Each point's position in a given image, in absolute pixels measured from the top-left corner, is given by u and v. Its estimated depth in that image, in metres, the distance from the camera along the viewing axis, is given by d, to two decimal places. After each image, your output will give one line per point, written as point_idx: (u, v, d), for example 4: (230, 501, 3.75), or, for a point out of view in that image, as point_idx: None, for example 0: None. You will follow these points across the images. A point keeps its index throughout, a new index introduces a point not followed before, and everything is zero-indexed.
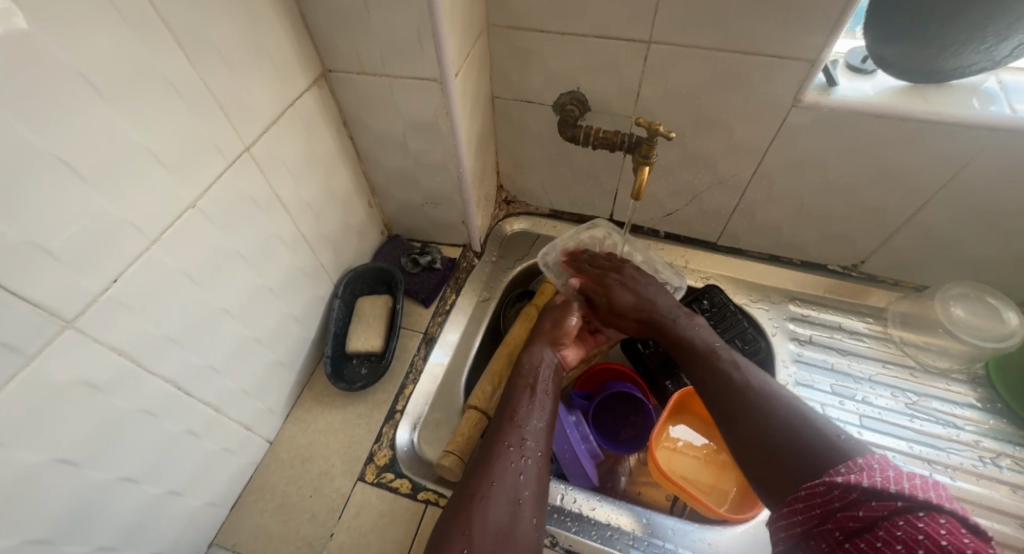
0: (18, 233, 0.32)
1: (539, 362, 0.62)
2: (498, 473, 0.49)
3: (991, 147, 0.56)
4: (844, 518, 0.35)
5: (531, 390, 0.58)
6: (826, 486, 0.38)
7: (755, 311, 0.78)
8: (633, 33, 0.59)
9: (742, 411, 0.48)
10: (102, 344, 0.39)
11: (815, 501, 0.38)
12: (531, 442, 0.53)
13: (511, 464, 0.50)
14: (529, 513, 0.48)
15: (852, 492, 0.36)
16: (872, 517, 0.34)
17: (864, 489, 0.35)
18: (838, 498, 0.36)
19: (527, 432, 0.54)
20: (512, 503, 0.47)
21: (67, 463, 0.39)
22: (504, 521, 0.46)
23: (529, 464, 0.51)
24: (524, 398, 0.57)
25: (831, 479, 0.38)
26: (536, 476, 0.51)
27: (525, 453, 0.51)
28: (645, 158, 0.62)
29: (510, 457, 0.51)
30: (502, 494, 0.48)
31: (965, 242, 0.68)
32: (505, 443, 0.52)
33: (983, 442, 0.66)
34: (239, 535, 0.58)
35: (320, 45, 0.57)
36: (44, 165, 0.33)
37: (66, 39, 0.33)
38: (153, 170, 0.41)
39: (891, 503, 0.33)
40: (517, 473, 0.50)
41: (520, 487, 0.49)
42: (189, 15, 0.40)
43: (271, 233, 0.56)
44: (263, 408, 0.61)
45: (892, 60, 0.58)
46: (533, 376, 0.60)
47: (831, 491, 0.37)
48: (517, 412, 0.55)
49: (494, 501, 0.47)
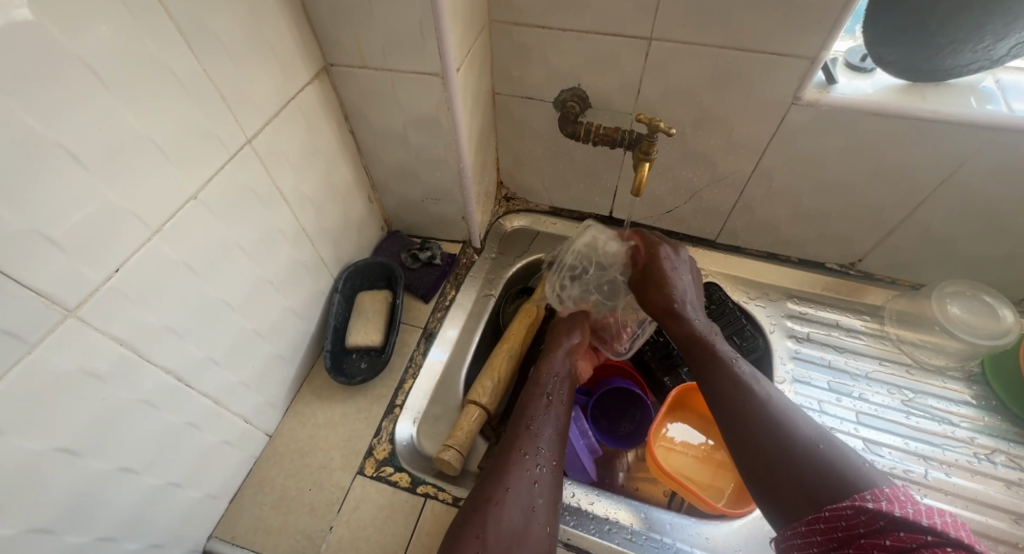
0: (21, 221, 0.32)
1: (552, 371, 0.63)
2: (512, 480, 0.50)
3: (990, 145, 0.57)
4: (868, 545, 0.37)
5: (546, 399, 0.59)
6: (852, 509, 0.39)
7: (753, 308, 0.79)
8: (634, 30, 0.59)
9: (759, 427, 0.49)
10: (103, 334, 0.39)
11: (837, 524, 0.39)
12: (546, 451, 0.53)
13: (525, 473, 0.51)
14: (543, 519, 0.48)
15: (879, 520, 0.37)
16: (899, 547, 0.35)
17: (892, 518, 0.36)
18: (862, 524, 0.38)
19: (540, 440, 0.54)
20: (526, 511, 0.48)
21: (66, 451, 0.38)
22: (518, 526, 0.47)
23: (544, 474, 0.51)
24: (540, 407, 0.58)
25: (858, 503, 0.39)
26: (551, 484, 0.51)
27: (540, 462, 0.52)
28: (646, 154, 0.63)
29: (526, 464, 0.51)
30: (517, 500, 0.49)
31: (961, 241, 0.68)
32: (521, 451, 0.52)
33: (978, 438, 0.66)
34: (238, 528, 0.58)
35: (323, 38, 0.57)
36: (50, 155, 0.33)
37: (70, 27, 0.33)
38: (156, 160, 0.41)
39: (920, 536, 0.34)
40: (531, 481, 0.50)
41: (534, 495, 0.49)
42: (194, 8, 0.41)
43: (272, 226, 0.56)
44: (263, 401, 0.61)
45: (892, 59, 0.57)
46: (548, 385, 0.61)
47: (857, 516, 0.38)
48: (532, 421, 0.56)
49: (507, 507, 0.48)
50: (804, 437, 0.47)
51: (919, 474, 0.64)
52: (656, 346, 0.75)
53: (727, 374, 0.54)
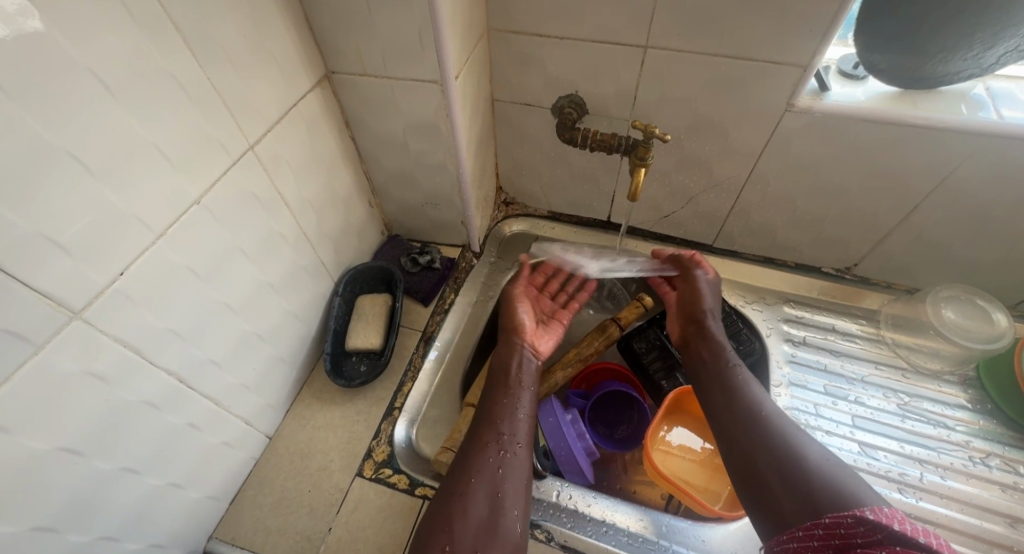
0: (28, 224, 0.33)
1: (511, 358, 0.63)
2: (475, 469, 0.51)
3: (982, 151, 0.57)
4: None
5: (505, 386, 0.60)
6: (854, 519, 0.38)
7: (750, 312, 0.80)
8: (630, 37, 0.60)
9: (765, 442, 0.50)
10: (108, 335, 0.40)
11: (837, 531, 0.39)
12: (509, 436, 0.54)
13: (488, 461, 0.52)
14: (510, 505, 0.49)
15: (876, 532, 0.36)
16: None
17: (891, 532, 0.36)
18: (859, 534, 0.37)
19: (504, 427, 0.55)
20: (493, 497, 0.49)
21: (71, 451, 0.39)
22: (484, 514, 0.48)
23: (508, 458, 0.52)
24: (499, 394, 0.59)
25: (859, 515, 0.39)
26: (516, 468, 0.52)
27: (503, 448, 0.53)
28: (642, 160, 0.64)
29: (489, 453, 0.52)
30: (482, 488, 0.50)
31: (955, 245, 0.69)
32: (483, 441, 0.53)
33: (973, 442, 0.67)
34: (239, 529, 0.59)
35: (324, 46, 0.58)
36: (58, 162, 0.34)
37: (77, 37, 0.34)
38: (160, 166, 0.42)
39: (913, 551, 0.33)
40: (495, 468, 0.51)
41: (499, 481, 0.50)
42: (198, 18, 0.42)
43: (274, 230, 0.57)
44: (263, 403, 0.62)
45: (882, 67, 0.59)
46: (506, 374, 0.61)
47: (857, 526, 0.38)
48: (494, 410, 0.57)
49: (472, 498, 0.49)
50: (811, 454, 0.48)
51: (915, 478, 0.64)
52: (654, 350, 0.76)
53: (740, 393, 0.55)
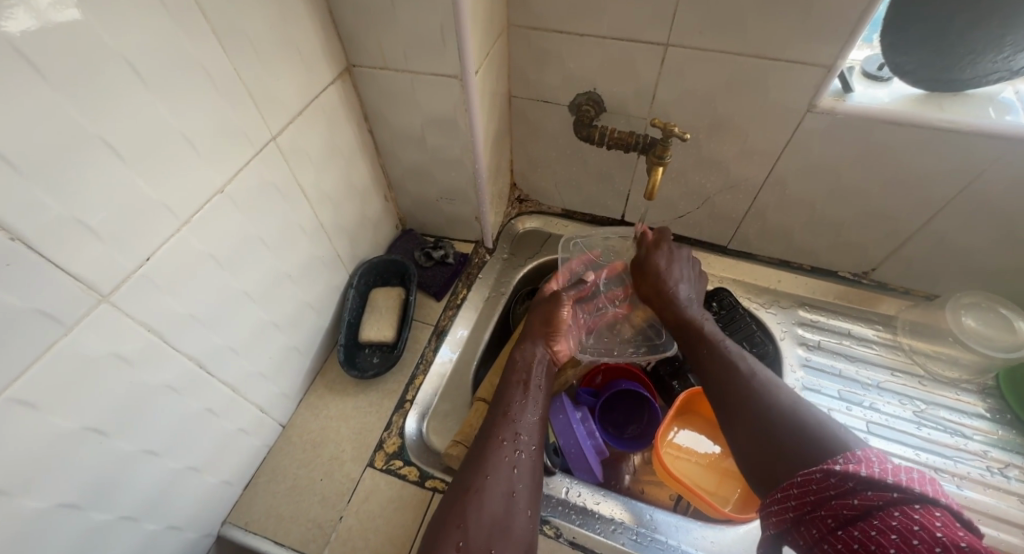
0: (64, 209, 0.34)
1: (531, 359, 0.63)
2: (492, 466, 0.51)
3: (1011, 155, 0.56)
4: (838, 506, 0.36)
5: (524, 386, 0.60)
6: (823, 473, 0.38)
7: (764, 315, 0.79)
8: (651, 36, 0.60)
9: (750, 401, 0.49)
10: (133, 318, 0.41)
11: (809, 488, 0.38)
12: (526, 438, 0.54)
13: (505, 458, 0.51)
14: (523, 505, 0.49)
15: (847, 482, 0.36)
16: (866, 506, 0.34)
17: (860, 479, 0.36)
18: (832, 486, 0.37)
19: (518, 427, 0.55)
20: (505, 496, 0.49)
21: (94, 432, 0.40)
22: (498, 513, 0.48)
23: (523, 459, 0.52)
24: (516, 394, 0.59)
25: (827, 467, 0.38)
26: (530, 470, 0.52)
27: (518, 448, 0.53)
28: (659, 159, 0.64)
29: (504, 451, 0.52)
30: (498, 486, 0.49)
31: (978, 252, 0.68)
32: (500, 438, 0.53)
33: (991, 452, 0.66)
34: (252, 514, 0.60)
35: (347, 40, 0.58)
36: (91, 147, 0.35)
37: (113, 27, 0.34)
38: (187, 156, 0.42)
39: (886, 493, 0.34)
40: (510, 466, 0.51)
41: (514, 481, 0.50)
42: (226, 8, 0.42)
43: (293, 220, 0.58)
44: (278, 392, 0.63)
45: (911, 69, 0.57)
46: (525, 372, 0.61)
47: (827, 479, 0.37)
48: (509, 408, 0.57)
49: (487, 495, 0.48)
50: (783, 404, 0.47)
51: None
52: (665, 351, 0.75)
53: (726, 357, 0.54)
